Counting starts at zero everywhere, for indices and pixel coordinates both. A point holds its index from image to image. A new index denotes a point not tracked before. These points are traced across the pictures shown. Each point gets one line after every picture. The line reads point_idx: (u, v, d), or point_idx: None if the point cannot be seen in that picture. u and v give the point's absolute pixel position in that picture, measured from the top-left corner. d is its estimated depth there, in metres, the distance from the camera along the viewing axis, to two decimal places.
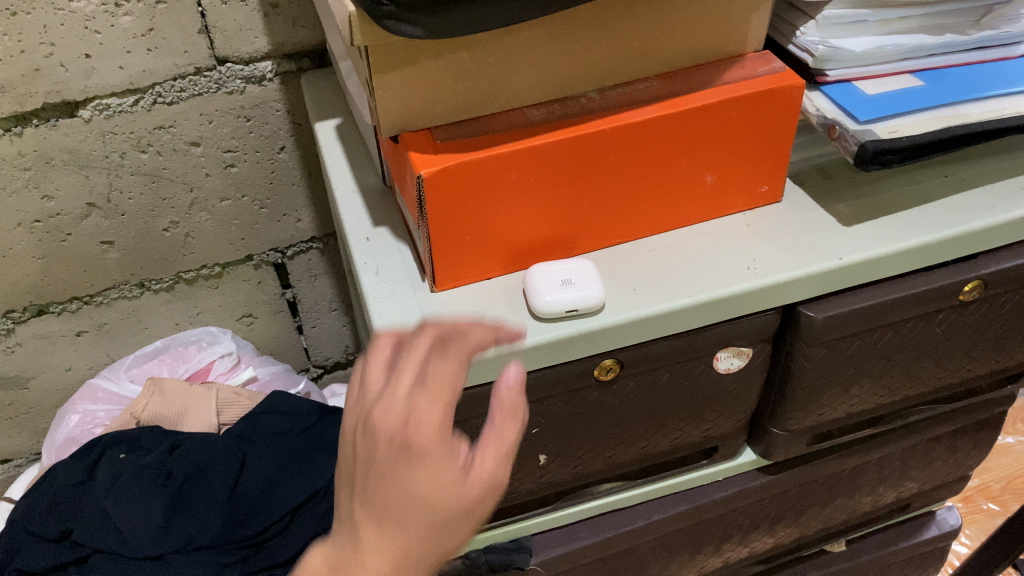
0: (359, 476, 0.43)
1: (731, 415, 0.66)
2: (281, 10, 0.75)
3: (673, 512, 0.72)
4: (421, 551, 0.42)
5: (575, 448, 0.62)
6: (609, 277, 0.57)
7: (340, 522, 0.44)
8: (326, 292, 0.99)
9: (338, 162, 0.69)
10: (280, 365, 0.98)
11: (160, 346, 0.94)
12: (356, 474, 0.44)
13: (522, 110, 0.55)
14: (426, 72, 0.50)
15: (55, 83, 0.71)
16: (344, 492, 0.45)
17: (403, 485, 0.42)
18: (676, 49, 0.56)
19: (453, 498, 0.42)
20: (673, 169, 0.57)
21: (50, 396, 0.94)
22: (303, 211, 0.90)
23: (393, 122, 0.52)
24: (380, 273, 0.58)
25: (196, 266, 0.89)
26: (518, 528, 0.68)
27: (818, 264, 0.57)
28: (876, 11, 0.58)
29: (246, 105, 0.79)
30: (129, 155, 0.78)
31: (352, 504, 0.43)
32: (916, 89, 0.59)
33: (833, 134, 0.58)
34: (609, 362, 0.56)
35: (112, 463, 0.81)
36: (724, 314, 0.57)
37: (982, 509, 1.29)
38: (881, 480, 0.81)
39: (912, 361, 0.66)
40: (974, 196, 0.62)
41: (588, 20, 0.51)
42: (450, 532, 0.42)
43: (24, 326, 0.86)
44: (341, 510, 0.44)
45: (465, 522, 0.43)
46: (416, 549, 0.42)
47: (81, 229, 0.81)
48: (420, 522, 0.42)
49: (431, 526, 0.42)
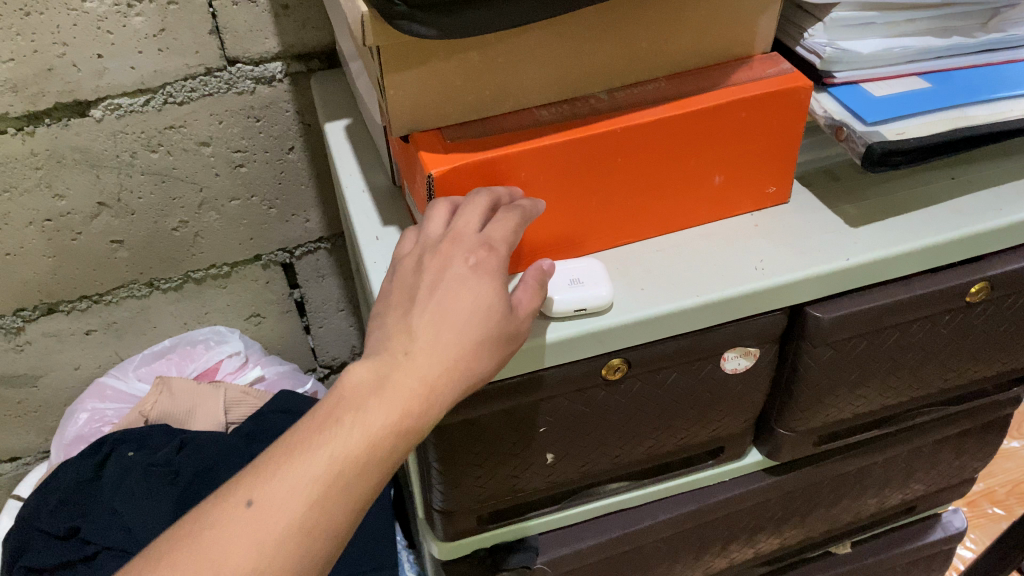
0: (424, 290, 0.46)
1: (737, 415, 0.66)
2: (291, 10, 0.75)
3: (679, 511, 0.72)
4: (472, 358, 0.45)
5: (583, 447, 0.62)
6: (617, 277, 0.58)
7: (386, 327, 0.46)
8: (334, 293, 1.00)
9: (348, 163, 0.69)
10: (287, 365, 0.98)
11: (168, 345, 0.94)
12: (419, 288, 0.46)
13: (531, 111, 0.55)
14: (437, 72, 0.51)
15: (67, 83, 0.72)
16: (394, 305, 0.47)
17: (469, 294, 0.46)
18: (684, 51, 0.57)
19: (506, 319, 0.46)
20: (682, 170, 0.58)
21: (58, 395, 0.95)
22: (312, 212, 0.90)
23: (404, 121, 0.53)
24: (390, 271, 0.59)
25: (205, 266, 0.90)
26: (525, 526, 0.68)
27: (825, 264, 0.57)
28: (884, 13, 0.58)
29: (255, 106, 0.80)
30: (140, 155, 0.79)
31: (409, 311, 0.46)
32: (923, 91, 0.59)
33: (841, 135, 0.58)
34: (617, 361, 0.57)
35: (121, 461, 0.82)
36: (731, 314, 0.57)
37: (987, 513, 1.29)
38: (887, 481, 0.81)
39: (918, 362, 0.66)
40: (981, 198, 0.62)
41: (597, 21, 0.52)
42: (493, 352, 0.46)
43: (33, 324, 0.87)
44: (390, 317, 0.46)
45: (507, 343, 0.47)
46: (469, 356, 0.45)
47: (92, 228, 0.82)
48: (481, 329, 0.45)
49: (487, 339, 0.45)
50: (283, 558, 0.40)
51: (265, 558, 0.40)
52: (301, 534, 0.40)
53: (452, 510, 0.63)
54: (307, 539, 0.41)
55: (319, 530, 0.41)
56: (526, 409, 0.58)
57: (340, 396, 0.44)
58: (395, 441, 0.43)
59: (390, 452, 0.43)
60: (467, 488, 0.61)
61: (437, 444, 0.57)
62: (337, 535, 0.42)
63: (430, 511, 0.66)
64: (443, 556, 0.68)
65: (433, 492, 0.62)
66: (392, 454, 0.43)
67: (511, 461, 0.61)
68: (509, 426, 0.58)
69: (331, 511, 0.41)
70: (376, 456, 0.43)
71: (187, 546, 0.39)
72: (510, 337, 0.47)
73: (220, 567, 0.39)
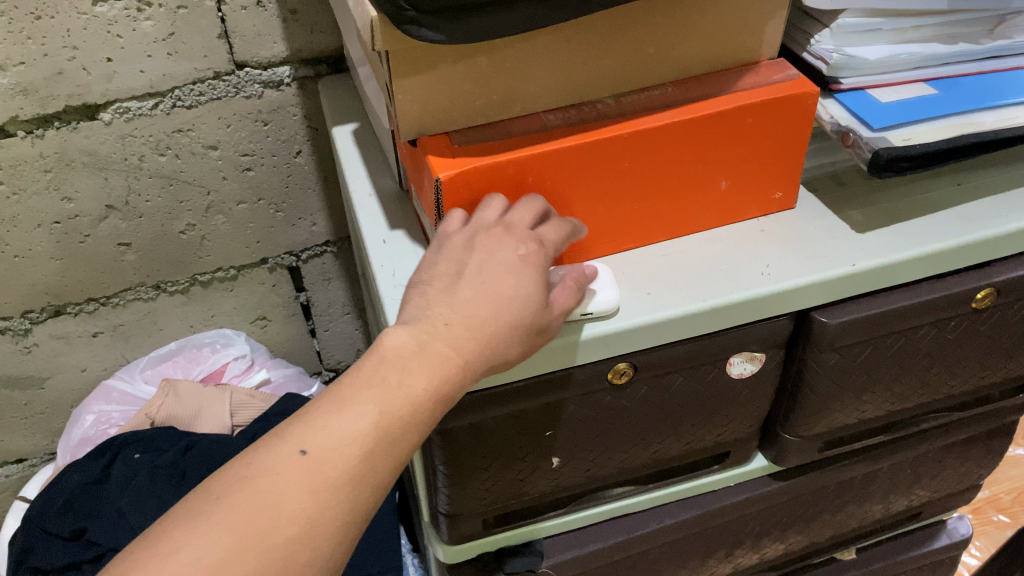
0: (471, 269, 0.48)
1: (743, 419, 0.66)
2: (300, 15, 0.76)
3: (684, 516, 0.72)
4: (510, 339, 0.47)
5: (589, 451, 0.62)
6: (624, 281, 0.58)
7: (431, 296, 0.47)
8: (340, 296, 1.00)
9: (355, 167, 0.70)
10: (293, 368, 0.99)
11: (174, 348, 0.94)
12: (466, 265, 0.48)
13: (539, 115, 0.55)
14: (445, 77, 0.51)
15: (76, 87, 0.72)
16: (438, 277, 0.48)
17: (516, 278, 0.48)
18: (691, 56, 0.57)
19: (544, 307, 0.49)
20: (688, 175, 0.58)
21: (65, 397, 0.95)
22: (318, 215, 0.90)
23: (412, 125, 0.53)
24: (397, 275, 0.59)
25: (212, 269, 0.90)
26: (530, 530, 0.68)
27: (831, 270, 0.57)
28: (890, 19, 0.58)
29: (263, 110, 0.80)
30: (148, 158, 0.79)
31: (456, 283, 0.48)
32: (930, 97, 0.59)
33: (847, 141, 0.59)
34: (623, 365, 0.57)
35: (127, 462, 0.82)
36: (737, 319, 0.57)
37: (992, 520, 1.28)
38: (892, 487, 0.81)
39: (924, 368, 0.66)
40: (987, 204, 0.62)
41: (605, 26, 0.52)
42: (527, 340, 0.49)
43: (41, 326, 0.87)
44: (433, 288, 0.48)
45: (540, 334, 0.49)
46: (508, 336, 0.47)
47: (100, 231, 0.82)
48: (523, 312, 0.48)
49: (527, 322, 0.48)
50: (332, 505, 0.41)
51: (318, 506, 0.41)
52: (350, 486, 0.42)
53: (457, 514, 0.64)
54: (355, 489, 0.42)
55: (364, 482, 0.43)
56: (532, 412, 0.58)
57: (382, 358, 0.45)
58: (433, 403, 0.45)
59: (427, 417, 0.45)
60: (472, 491, 0.61)
61: (443, 447, 0.58)
62: (379, 488, 0.44)
63: (435, 514, 0.66)
64: (448, 559, 0.68)
65: (439, 495, 0.62)
66: (429, 417, 0.45)
67: (516, 464, 0.61)
68: (515, 429, 0.58)
69: (375, 466, 0.43)
70: (415, 419, 0.44)
71: (243, 490, 0.40)
72: (545, 329, 0.49)
73: (277, 510, 0.40)
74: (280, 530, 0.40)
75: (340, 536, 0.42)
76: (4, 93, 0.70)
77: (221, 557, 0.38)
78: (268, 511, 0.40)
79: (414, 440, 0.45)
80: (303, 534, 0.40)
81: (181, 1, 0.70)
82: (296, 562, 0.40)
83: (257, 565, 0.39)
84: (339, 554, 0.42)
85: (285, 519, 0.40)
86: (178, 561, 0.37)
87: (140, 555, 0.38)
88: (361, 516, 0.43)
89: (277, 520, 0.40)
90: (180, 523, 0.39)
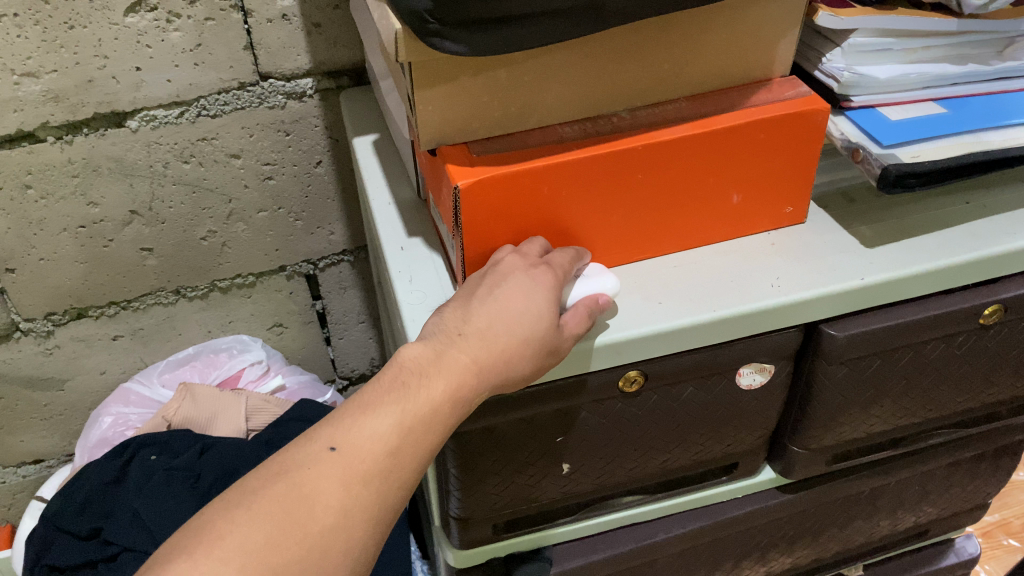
0: (485, 289, 0.51)
1: (751, 431, 0.67)
2: (323, 29, 0.78)
3: (692, 526, 0.73)
4: (522, 353, 0.49)
5: (599, 458, 0.63)
6: (635, 290, 0.59)
7: (448, 315, 0.50)
8: (355, 305, 1.01)
9: (375, 176, 0.71)
10: (308, 375, 1.00)
11: (192, 353, 0.96)
12: (481, 288, 0.51)
13: (556, 128, 0.57)
14: (465, 89, 0.53)
15: (106, 95, 0.74)
16: (456, 300, 0.51)
17: (528, 295, 0.50)
18: (705, 73, 0.58)
19: (557, 325, 0.51)
20: (700, 188, 0.59)
21: (83, 399, 0.97)
22: (336, 224, 0.92)
23: (432, 135, 0.55)
24: (414, 281, 0.60)
25: (231, 275, 0.92)
26: (539, 537, 0.69)
27: (840, 283, 0.58)
28: (900, 40, 0.60)
29: (285, 120, 0.82)
30: (172, 165, 0.81)
31: (469, 302, 0.50)
32: (939, 116, 0.61)
33: (857, 157, 0.60)
34: (633, 373, 0.58)
35: (143, 464, 0.83)
36: (747, 330, 0.58)
37: (1002, 544, 1.28)
38: (900, 503, 0.82)
39: (931, 383, 0.67)
40: (994, 222, 0.63)
41: (621, 42, 0.53)
42: (540, 355, 0.50)
43: (63, 328, 0.89)
44: (449, 308, 0.51)
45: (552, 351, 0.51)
46: (520, 348, 0.49)
47: (123, 235, 0.84)
48: (534, 327, 0.49)
49: (539, 337, 0.49)
50: (364, 497, 0.44)
51: (349, 499, 0.43)
52: (379, 482, 0.44)
53: (468, 518, 0.64)
54: (382, 485, 0.45)
55: (392, 479, 0.45)
56: (543, 418, 0.59)
57: (401, 367, 0.48)
58: (453, 407, 0.47)
59: (447, 421, 0.47)
60: (483, 496, 0.62)
61: (457, 450, 0.59)
62: (405, 486, 0.46)
63: (446, 519, 0.67)
64: (458, 564, 0.69)
65: (451, 499, 0.63)
66: (450, 420, 0.47)
67: (528, 470, 0.62)
68: (526, 434, 0.59)
69: (401, 463, 0.45)
70: (437, 421, 0.47)
71: (279, 484, 0.43)
72: (558, 349, 0.51)
73: (312, 502, 0.42)
74: (315, 520, 0.42)
75: (370, 528, 0.44)
76: (35, 99, 0.73)
77: (263, 544, 0.40)
78: (306, 501, 0.42)
79: (435, 442, 0.47)
80: (337, 523, 0.42)
81: (209, 13, 0.73)
82: (333, 548, 0.42)
83: (296, 550, 0.41)
84: (370, 545, 0.44)
85: (320, 509, 0.42)
86: (224, 547, 0.39)
87: (186, 543, 0.40)
88: (390, 511, 0.45)
89: (313, 511, 0.42)
90: (222, 511, 0.41)
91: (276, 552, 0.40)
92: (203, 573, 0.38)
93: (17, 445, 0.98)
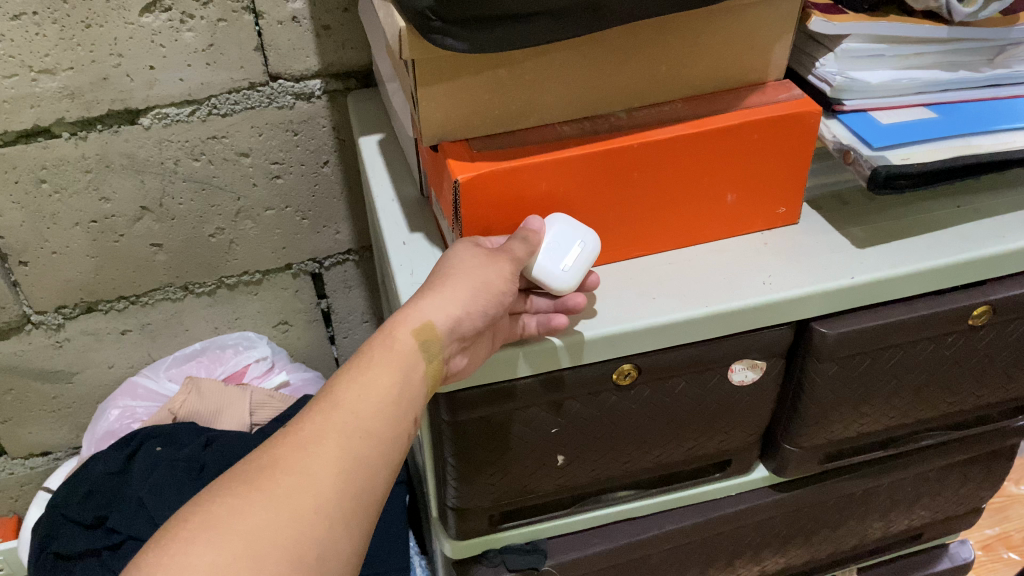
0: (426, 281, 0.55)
1: (744, 428, 0.68)
2: (332, 31, 0.80)
3: (686, 522, 0.74)
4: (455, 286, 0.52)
5: (593, 451, 0.65)
6: (630, 286, 0.61)
7: None
8: (359, 304, 1.03)
9: (379, 174, 0.73)
10: (312, 372, 1.02)
11: (198, 348, 0.98)
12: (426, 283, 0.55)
13: (554, 126, 0.59)
14: (466, 87, 0.54)
15: (120, 92, 0.76)
16: None
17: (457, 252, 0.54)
18: (701, 76, 0.60)
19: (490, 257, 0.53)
20: (695, 187, 0.61)
21: (92, 393, 0.98)
22: (342, 224, 0.94)
23: (435, 131, 0.56)
24: (415, 274, 0.62)
25: (238, 272, 0.94)
26: (533, 530, 0.70)
27: (830, 282, 0.59)
28: (891, 46, 0.61)
29: (294, 120, 0.84)
30: (183, 163, 0.83)
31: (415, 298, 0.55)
32: (929, 121, 0.62)
33: (849, 159, 0.61)
34: (627, 367, 0.59)
35: (148, 455, 0.85)
36: (738, 326, 0.60)
37: (1002, 557, 1.25)
38: (893, 505, 0.83)
39: (922, 384, 0.68)
40: (983, 225, 0.65)
41: (619, 43, 0.55)
42: (494, 265, 0.52)
43: (73, 322, 0.91)
44: None
45: (511, 265, 0.53)
46: (456, 282, 0.52)
47: (133, 231, 0.86)
48: (462, 265, 0.53)
49: (468, 267, 0.52)
50: (327, 451, 0.44)
51: (311, 457, 0.43)
52: (340, 436, 0.45)
53: (464, 508, 0.66)
54: (346, 439, 0.45)
55: (354, 430, 0.46)
56: (538, 409, 0.60)
57: None
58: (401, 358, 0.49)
59: (399, 363, 0.49)
60: (479, 486, 0.64)
61: (453, 439, 0.60)
62: (375, 438, 0.46)
63: (443, 510, 0.68)
64: (453, 555, 0.71)
65: (448, 489, 0.65)
66: (405, 362, 0.49)
67: (524, 461, 0.63)
68: (521, 425, 0.61)
69: (360, 416, 0.46)
70: (383, 366, 0.49)
71: (241, 466, 0.43)
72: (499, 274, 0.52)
73: (273, 469, 0.43)
74: (278, 481, 0.42)
75: (345, 483, 0.44)
76: (52, 95, 0.75)
77: (227, 510, 0.40)
78: (267, 469, 0.43)
79: (395, 389, 0.48)
80: (301, 479, 0.42)
81: (222, 15, 0.75)
82: (305, 503, 0.42)
83: (263, 509, 0.41)
84: (351, 502, 0.44)
85: (281, 472, 0.42)
86: (189, 523, 0.39)
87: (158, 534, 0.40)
88: (366, 467, 0.45)
89: (274, 474, 0.42)
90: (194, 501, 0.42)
91: (240, 514, 0.40)
92: (171, 546, 0.38)
93: (26, 437, 1.00)
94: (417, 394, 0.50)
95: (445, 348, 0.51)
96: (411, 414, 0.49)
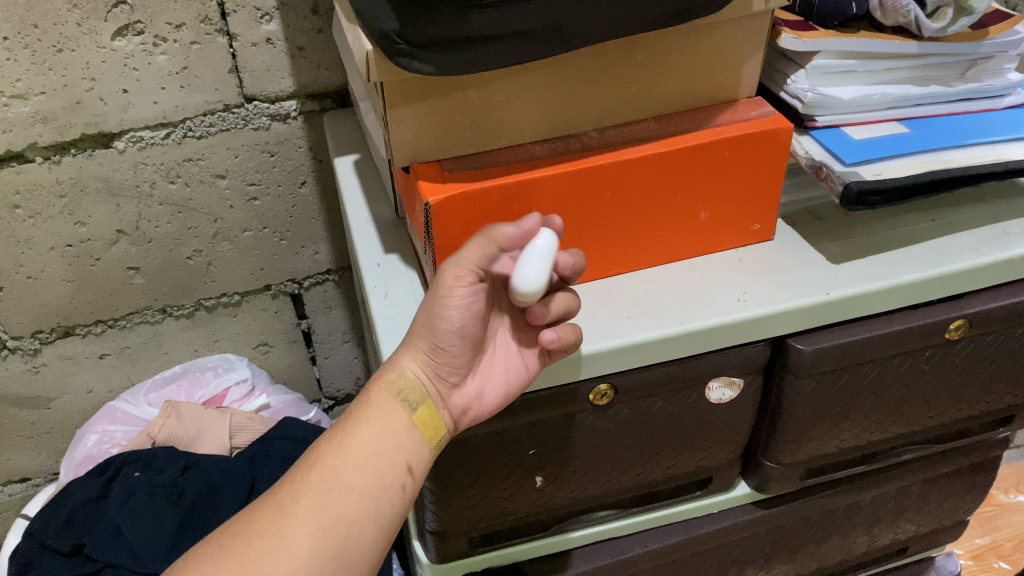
0: None
1: (724, 446, 0.68)
2: (306, 52, 0.80)
3: (668, 541, 0.73)
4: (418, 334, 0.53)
5: (571, 472, 0.64)
6: (605, 306, 0.60)
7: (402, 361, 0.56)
8: (340, 324, 1.03)
9: (355, 195, 0.73)
10: (293, 394, 1.01)
11: (178, 371, 0.97)
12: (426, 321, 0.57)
13: (526, 146, 0.58)
14: (436, 108, 0.54)
15: (93, 116, 0.76)
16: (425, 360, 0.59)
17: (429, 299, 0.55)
18: (672, 93, 0.60)
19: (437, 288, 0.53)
20: (669, 206, 0.61)
21: (70, 418, 0.98)
22: (321, 244, 0.94)
23: (405, 153, 0.56)
24: (390, 296, 0.62)
25: (217, 294, 0.93)
26: (514, 551, 0.69)
27: (805, 299, 0.59)
28: (862, 62, 0.62)
29: (270, 141, 0.84)
30: (158, 186, 0.83)
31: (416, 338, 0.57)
32: (902, 135, 0.62)
33: (820, 175, 0.61)
34: (604, 387, 0.59)
35: (127, 480, 0.84)
36: (713, 345, 0.59)
37: (993, 567, 1.24)
38: (877, 519, 0.83)
39: (901, 398, 0.68)
40: (959, 239, 0.65)
41: (588, 63, 0.55)
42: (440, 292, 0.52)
43: (50, 347, 0.90)
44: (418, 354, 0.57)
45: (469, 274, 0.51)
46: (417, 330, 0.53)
47: (110, 254, 0.85)
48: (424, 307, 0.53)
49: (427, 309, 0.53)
50: (301, 509, 0.49)
51: (287, 519, 0.48)
52: (315, 494, 0.49)
53: (443, 531, 0.65)
54: (321, 497, 0.49)
55: (330, 487, 0.50)
56: (514, 431, 0.60)
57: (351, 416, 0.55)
58: (378, 412, 0.53)
59: (378, 416, 0.53)
60: (457, 509, 0.63)
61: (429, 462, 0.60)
62: (355, 492, 0.50)
63: (423, 532, 0.68)
64: None
65: (425, 512, 0.64)
66: (385, 412, 0.53)
67: (501, 483, 0.63)
68: (497, 446, 0.60)
69: (337, 471, 0.50)
70: (361, 421, 0.53)
71: (226, 530, 0.49)
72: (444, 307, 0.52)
73: (249, 531, 0.48)
74: (251, 545, 0.47)
75: (322, 540, 0.48)
76: (24, 120, 0.74)
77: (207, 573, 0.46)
78: (243, 533, 0.48)
79: (374, 440, 0.52)
80: (274, 540, 0.47)
81: (195, 37, 0.75)
82: (275, 563, 0.46)
83: None
84: (329, 560, 0.48)
85: (255, 535, 0.47)
86: None
87: None
88: (346, 521, 0.49)
89: (249, 539, 0.47)
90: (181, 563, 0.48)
91: None
92: None
93: (4, 463, 0.99)
94: (408, 438, 0.53)
95: (428, 390, 0.54)
96: (400, 460, 0.52)
